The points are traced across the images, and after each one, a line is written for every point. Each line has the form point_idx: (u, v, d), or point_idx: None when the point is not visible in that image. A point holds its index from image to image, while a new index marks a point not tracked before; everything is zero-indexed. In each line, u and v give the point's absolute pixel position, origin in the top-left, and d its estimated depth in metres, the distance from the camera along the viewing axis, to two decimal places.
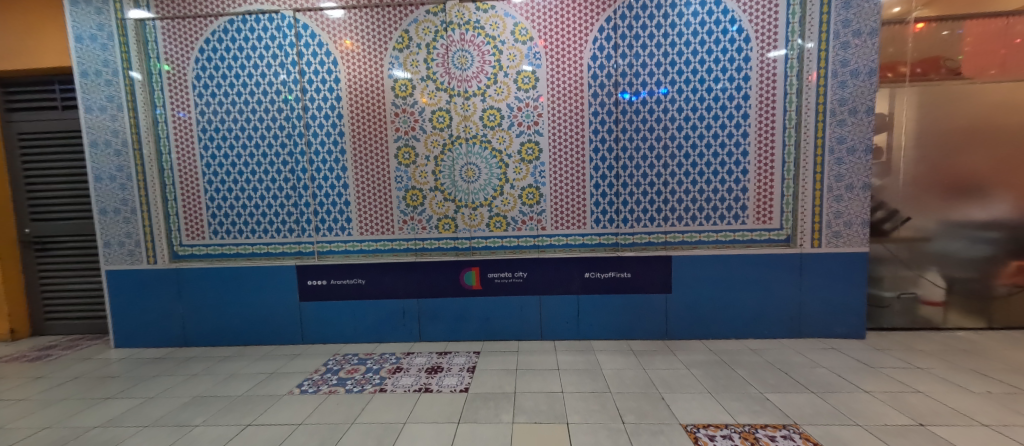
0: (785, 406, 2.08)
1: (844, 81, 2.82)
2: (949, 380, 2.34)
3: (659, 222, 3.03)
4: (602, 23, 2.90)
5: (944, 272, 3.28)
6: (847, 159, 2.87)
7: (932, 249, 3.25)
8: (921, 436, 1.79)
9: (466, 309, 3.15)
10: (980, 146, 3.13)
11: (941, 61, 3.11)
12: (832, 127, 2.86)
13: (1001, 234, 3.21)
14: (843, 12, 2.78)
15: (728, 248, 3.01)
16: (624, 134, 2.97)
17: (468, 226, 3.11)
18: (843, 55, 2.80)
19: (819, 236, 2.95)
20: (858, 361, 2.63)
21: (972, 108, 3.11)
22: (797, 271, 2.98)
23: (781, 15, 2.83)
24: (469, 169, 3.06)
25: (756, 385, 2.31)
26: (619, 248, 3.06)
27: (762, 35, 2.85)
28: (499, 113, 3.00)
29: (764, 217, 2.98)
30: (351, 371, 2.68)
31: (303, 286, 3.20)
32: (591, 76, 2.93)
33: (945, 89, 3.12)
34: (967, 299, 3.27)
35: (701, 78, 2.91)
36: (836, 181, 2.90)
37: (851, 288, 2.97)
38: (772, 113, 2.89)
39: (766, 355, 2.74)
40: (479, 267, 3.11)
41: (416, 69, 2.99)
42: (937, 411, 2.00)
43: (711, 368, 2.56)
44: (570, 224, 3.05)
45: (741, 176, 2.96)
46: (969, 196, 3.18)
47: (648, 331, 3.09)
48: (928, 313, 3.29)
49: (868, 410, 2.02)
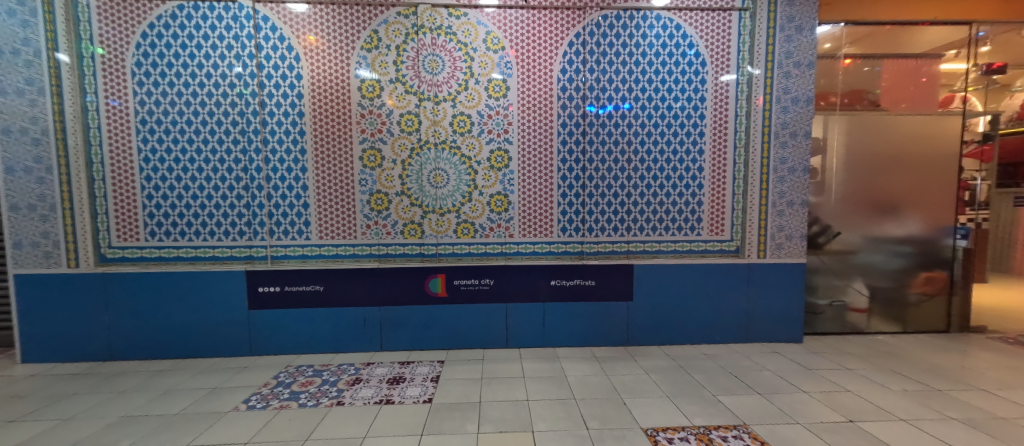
0: (735, 407, 2.21)
1: (786, 107, 3.09)
2: (873, 380, 2.59)
3: (622, 231, 3.14)
4: (571, 38, 2.99)
5: (869, 282, 3.64)
6: (788, 177, 3.14)
7: (859, 261, 3.61)
8: (853, 432, 1.96)
9: (431, 317, 3.08)
10: (896, 170, 3.54)
11: (864, 94, 3.50)
12: (775, 149, 3.11)
13: (914, 249, 3.62)
14: (786, 45, 3.05)
15: (684, 257, 3.17)
16: (591, 146, 3.07)
17: (434, 232, 3.05)
18: (786, 83, 3.07)
19: (764, 247, 3.18)
20: (798, 364, 2.85)
21: (890, 136, 3.52)
22: (745, 280, 3.20)
23: (733, 44, 3.06)
24: (437, 174, 3.02)
25: (710, 389, 2.43)
26: (584, 256, 3.13)
27: (717, 60, 3.07)
28: (469, 120, 2.99)
29: (717, 229, 3.18)
30: (305, 384, 2.53)
31: (253, 293, 2.99)
32: (561, 88, 3.01)
33: (868, 118, 3.50)
34: (886, 306, 3.66)
35: (663, 96, 3.07)
36: (779, 197, 3.15)
37: (791, 297, 3.23)
38: (725, 133, 3.11)
39: (718, 359, 2.91)
40: (445, 274, 3.06)
41: (384, 70, 2.93)
42: (864, 408, 2.21)
43: (670, 373, 2.67)
44: (537, 232, 3.09)
45: (697, 190, 3.14)
46: (887, 214, 3.57)
47: (610, 338, 3.17)
48: (855, 318, 3.65)
49: (807, 409, 2.19)
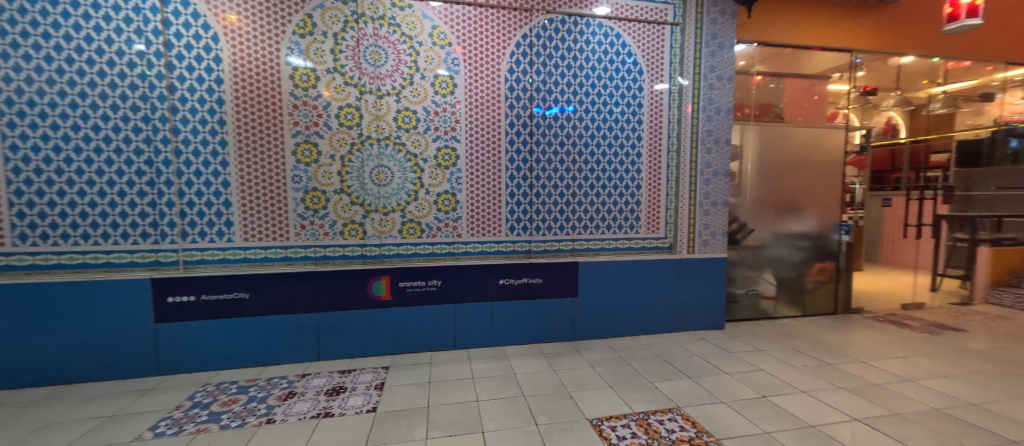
0: (670, 392, 2.38)
1: (710, 116, 3.39)
2: (781, 359, 2.94)
3: (567, 230, 3.24)
4: (518, 39, 3.02)
5: (777, 273, 4.12)
6: (712, 180, 3.45)
7: (768, 255, 4.08)
8: (767, 406, 2.21)
9: (373, 321, 2.92)
10: (797, 174, 4.05)
11: (771, 107, 3.96)
12: (701, 154, 3.40)
13: (811, 243, 4.18)
14: (710, 60, 3.36)
15: (624, 254, 3.35)
16: (538, 147, 3.12)
17: (377, 232, 2.90)
18: (710, 94, 3.37)
19: (693, 244, 3.47)
20: (722, 348, 3.14)
21: (792, 145, 4.02)
22: (677, 274, 3.46)
23: (666, 55, 3.30)
24: (380, 172, 2.87)
25: (648, 376, 2.59)
26: (531, 255, 3.18)
27: (652, 69, 3.28)
28: (414, 116, 2.89)
29: (653, 227, 3.40)
30: (227, 403, 2.27)
31: (161, 304, 2.62)
32: (508, 88, 3.02)
33: (775, 129, 3.97)
34: (790, 294, 4.18)
35: (605, 101, 3.22)
36: (705, 198, 3.45)
37: (715, 288, 3.55)
38: (659, 138, 3.34)
39: (654, 348, 3.11)
40: (389, 276, 2.92)
41: (320, 59, 2.72)
42: (775, 383, 2.50)
43: (612, 364, 2.80)
44: (485, 232, 3.07)
45: (636, 191, 3.33)
46: (790, 213, 4.08)
47: (557, 333, 3.25)
48: (766, 305, 4.13)
49: (730, 388, 2.43)
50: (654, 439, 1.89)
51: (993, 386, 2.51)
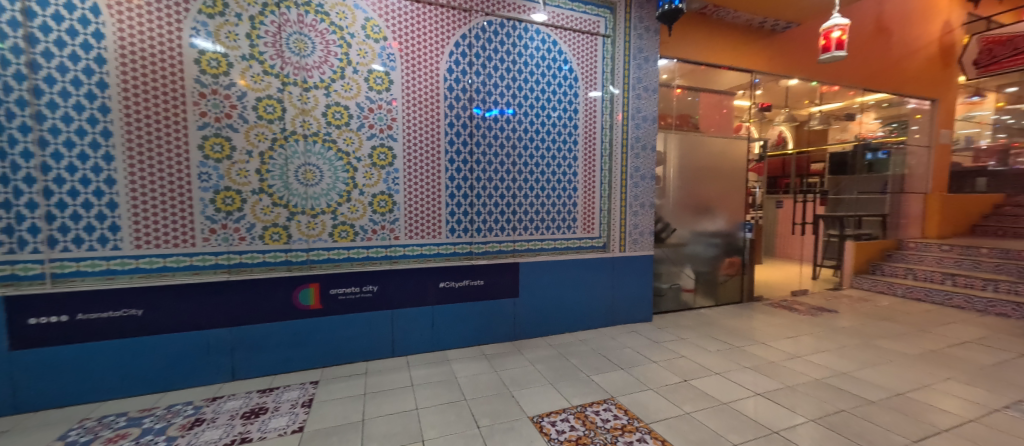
0: (605, 383, 2.49)
1: (638, 123, 3.64)
2: (700, 345, 3.24)
3: (508, 231, 3.26)
4: (457, 39, 2.98)
5: (696, 268, 4.54)
6: (640, 183, 3.70)
7: (688, 251, 4.48)
8: (689, 389, 2.41)
9: (300, 332, 2.68)
10: (710, 179, 4.51)
11: (689, 118, 4.35)
12: (631, 159, 3.63)
13: (722, 240, 4.66)
14: (638, 71, 3.60)
15: (563, 254, 3.45)
16: (478, 148, 3.10)
17: (304, 236, 2.66)
18: (638, 104, 3.62)
19: (624, 242, 3.69)
20: (650, 339, 3.38)
21: (706, 153, 4.47)
22: (610, 271, 3.65)
23: (599, 64, 3.48)
24: (307, 170, 2.65)
25: (585, 370, 2.69)
26: (472, 257, 3.14)
27: (587, 77, 3.44)
28: (346, 111, 2.70)
29: (588, 227, 3.55)
30: (113, 439, 1.93)
31: (19, 327, 2.15)
32: (447, 88, 2.96)
33: (692, 137, 4.37)
34: (706, 286, 4.63)
35: (543, 105, 3.30)
36: (634, 200, 3.69)
37: (643, 283, 3.81)
38: (594, 142, 3.51)
39: (590, 343, 3.25)
40: (318, 284, 2.70)
41: (233, 43, 2.44)
42: (695, 368, 2.75)
43: (552, 361, 2.86)
44: (424, 234, 2.97)
45: (573, 192, 3.46)
46: (705, 213, 4.52)
47: (498, 334, 3.25)
48: (686, 297, 4.53)
49: (658, 375, 2.62)
50: (591, 430, 1.96)
51: (859, 356, 3.01)
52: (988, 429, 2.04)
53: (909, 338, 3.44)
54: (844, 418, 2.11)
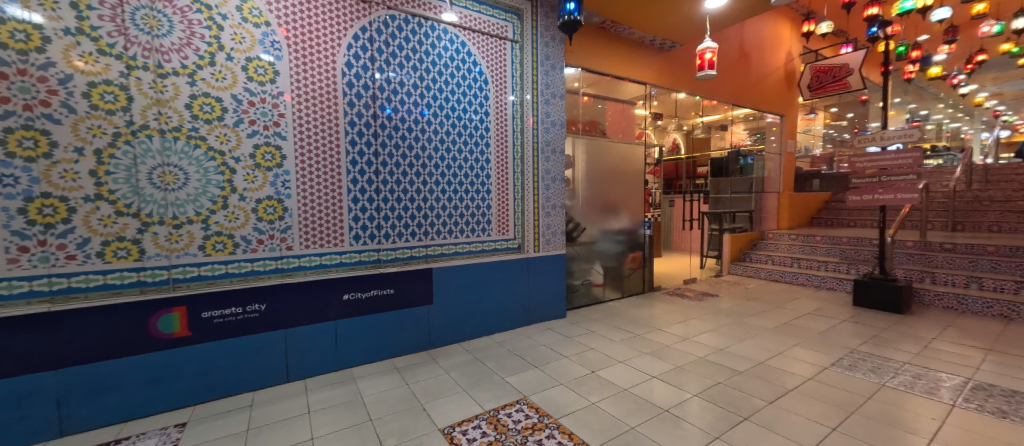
0: (519, 383, 2.50)
1: (547, 128, 3.76)
2: (608, 337, 3.44)
3: (420, 236, 3.11)
4: (356, 31, 2.76)
5: (604, 264, 4.85)
6: (551, 185, 3.83)
7: (597, 249, 4.77)
8: (596, 380, 2.53)
9: (163, 366, 2.24)
10: (615, 180, 4.85)
11: (596, 124, 4.65)
12: (542, 161, 3.74)
13: (627, 237, 5.05)
14: (545, 78, 3.73)
15: (478, 257, 3.41)
16: (384, 149, 2.90)
17: (164, 251, 2.23)
18: (547, 109, 3.75)
19: (538, 243, 3.78)
20: (564, 335, 3.50)
21: (611, 156, 4.80)
22: (525, 271, 3.71)
23: (508, 69, 3.52)
24: (167, 172, 2.23)
25: (500, 372, 2.68)
26: (381, 265, 2.94)
27: (497, 81, 3.46)
28: (218, 104, 2.33)
29: (503, 229, 3.57)
30: None
31: None
32: (345, 83, 2.72)
33: (598, 142, 4.66)
34: (613, 280, 4.97)
35: (453, 107, 3.23)
36: (546, 201, 3.80)
37: (557, 282, 3.95)
38: (505, 145, 3.54)
39: (507, 344, 3.25)
40: (186, 307, 2.29)
41: (51, 13, 1.95)
42: (602, 359, 2.91)
43: (467, 367, 2.79)
44: (323, 242, 2.69)
45: (486, 195, 3.44)
46: (611, 213, 4.85)
47: (411, 345, 3.08)
48: (596, 292, 4.82)
49: (568, 370, 2.71)
50: (502, 433, 1.95)
51: (733, 333, 3.47)
52: (823, 384, 2.48)
53: (769, 313, 4.08)
54: (721, 390, 2.40)
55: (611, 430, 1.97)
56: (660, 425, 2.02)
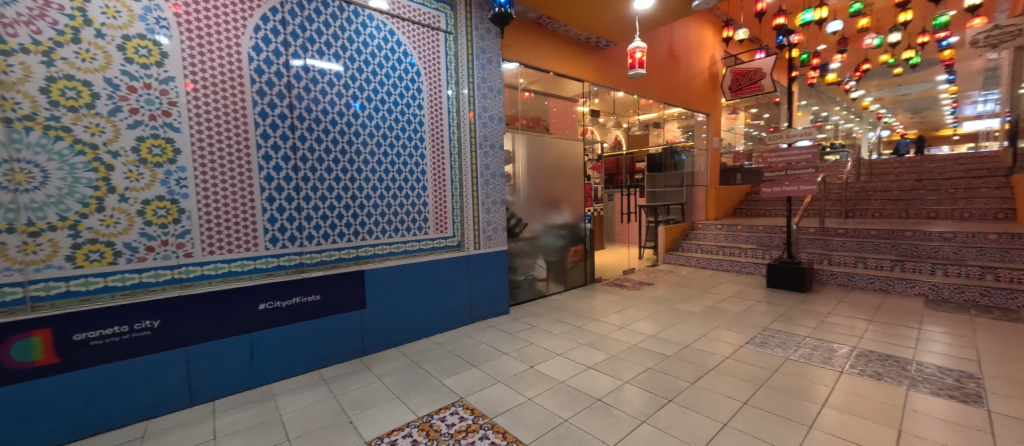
0: (456, 385, 2.44)
1: (485, 122, 3.70)
2: (548, 330, 3.48)
3: (349, 237, 2.92)
4: (265, 12, 2.50)
5: (547, 258, 4.91)
6: (491, 181, 3.78)
7: (540, 244, 4.81)
8: (533, 376, 2.53)
9: (22, 401, 1.89)
10: (556, 175, 4.91)
11: (540, 121, 4.70)
12: (480, 157, 3.68)
13: (569, 231, 5.15)
14: (482, 71, 3.66)
15: (414, 257, 3.28)
16: (303, 143, 2.67)
17: (18, 263, 1.87)
18: (484, 103, 3.68)
19: (478, 240, 3.72)
20: (505, 332, 3.48)
21: (552, 152, 4.83)
22: (465, 269, 3.63)
23: (441, 61, 3.40)
24: (19, 169, 1.86)
25: (437, 375, 2.59)
26: (304, 269, 2.72)
27: (430, 73, 3.33)
28: (86, 89, 1.99)
29: (441, 227, 3.46)
30: None
31: None
32: (254, 69, 2.46)
33: (538, 137, 4.67)
34: (556, 274, 5.06)
35: (382, 99, 3.06)
36: (485, 197, 3.74)
37: (498, 279, 3.92)
38: (441, 140, 3.43)
39: (446, 345, 3.17)
40: (52, 330, 1.94)
41: None
42: (541, 353, 2.92)
43: (402, 372, 2.67)
44: (233, 247, 2.42)
45: (422, 192, 3.31)
46: (553, 207, 4.91)
47: (341, 353, 2.89)
48: (540, 286, 4.87)
49: (506, 367, 2.69)
50: (433, 440, 1.87)
51: (665, 319, 3.67)
52: (739, 362, 2.68)
53: (697, 298, 4.39)
54: (651, 375, 2.51)
55: (545, 425, 1.97)
56: (592, 415, 2.06)
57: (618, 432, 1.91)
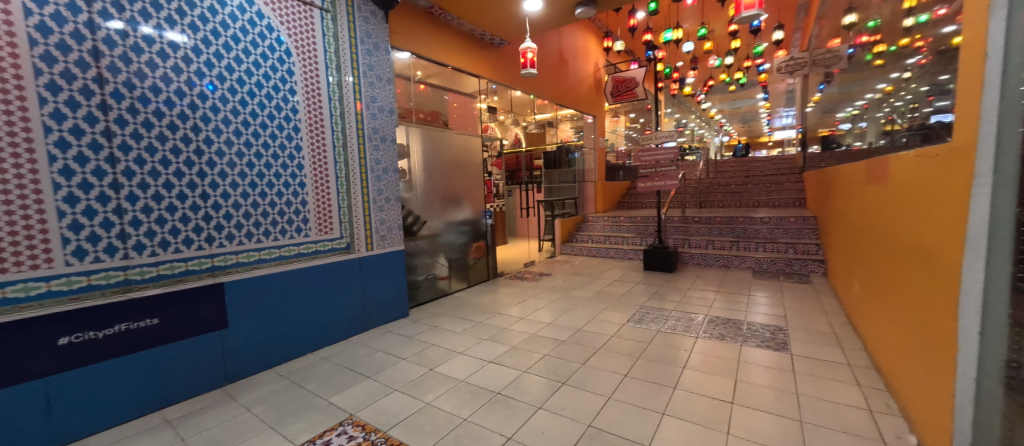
0: (344, 401, 2.21)
1: (374, 113, 3.43)
2: (450, 329, 3.39)
3: (200, 243, 2.43)
4: None
5: (449, 255, 4.80)
6: (383, 177, 3.53)
7: (441, 241, 4.68)
8: (432, 379, 2.42)
9: None
10: (456, 171, 4.81)
11: (438, 115, 4.55)
12: (370, 150, 3.40)
13: (471, 227, 5.11)
14: (368, 57, 3.37)
15: (292, 263, 2.88)
16: (123, 127, 2.13)
17: None
18: (372, 92, 3.40)
19: (371, 240, 3.44)
20: (404, 336, 3.29)
21: (451, 148, 4.72)
22: (356, 273, 3.33)
23: (318, 42, 3.03)
24: None
25: (323, 394, 2.32)
26: (133, 286, 2.18)
27: (304, 54, 2.94)
28: None
29: (325, 228, 3.10)
30: None
31: None
32: (35, 27, 1.87)
33: (435, 131, 4.50)
34: (459, 271, 4.97)
35: (239, 79, 2.60)
36: (378, 194, 3.48)
37: (396, 281, 3.69)
38: (321, 130, 3.06)
39: (335, 358, 2.86)
40: None
41: None
42: (441, 353, 2.83)
43: (278, 396, 2.33)
44: (11, 263, 1.82)
45: (299, 189, 2.92)
46: (454, 204, 4.81)
47: (196, 384, 2.41)
48: (442, 284, 4.74)
49: (403, 373, 2.54)
50: None
51: (561, 307, 3.88)
52: (623, 339, 2.95)
53: (589, 285, 4.76)
54: (548, 361, 2.60)
55: (442, 428, 1.90)
56: (491, 409, 2.05)
57: (516, 422, 1.93)
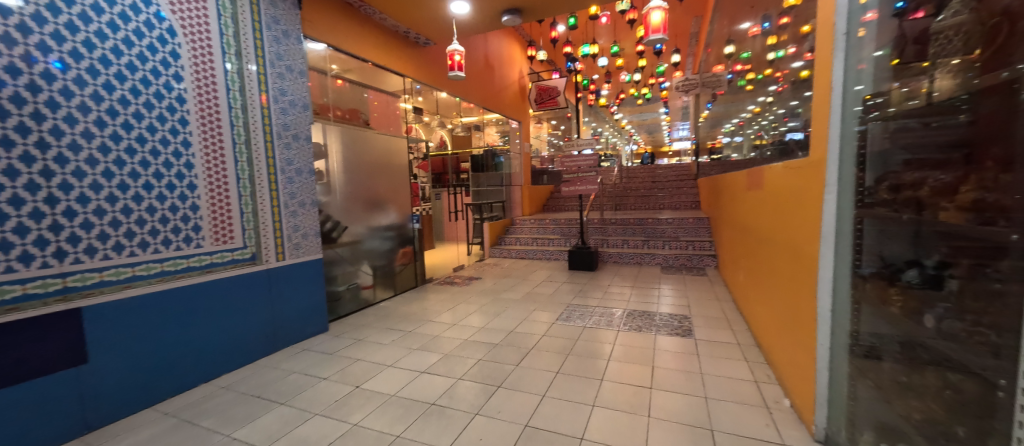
0: (252, 435, 1.93)
1: (284, 108, 3.10)
2: (376, 342, 3.18)
3: (46, 259, 1.95)
4: None
5: (373, 263, 4.51)
6: (296, 179, 3.19)
7: (364, 248, 4.38)
8: (358, 397, 2.23)
9: None
10: (379, 174, 4.55)
11: (358, 113, 4.25)
12: (279, 149, 3.05)
13: (396, 233, 4.87)
14: (275, 46, 3.03)
15: (179, 278, 2.46)
16: None
17: None
18: (280, 85, 3.07)
19: (282, 250, 3.08)
20: (323, 353, 3.00)
21: (373, 149, 4.46)
22: (263, 286, 2.96)
23: (212, 23, 2.65)
24: None
25: (225, 429, 2.01)
26: None
27: (192, 36, 2.55)
28: None
29: (224, 237, 2.70)
30: None
31: None
32: None
33: (355, 131, 4.21)
34: (384, 279, 4.70)
35: (103, 58, 2.16)
36: (290, 198, 3.14)
37: (312, 293, 3.36)
38: (217, 125, 2.67)
39: (239, 386, 2.51)
40: None
41: None
42: (366, 369, 2.63)
43: (165, 438, 1.96)
44: None
45: (188, 192, 2.51)
46: (377, 208, 4.53)
47: (43, 436, 1.93)
48: (365, 294, 4.43)
49: (323, 394, 2.31)
50: None
51: (492, 310, 3.87)
52: (553, 338, 3.03)
53: (518, 286, 4.83)
54: (481, 366, 2.57)
55: None
56: (425, 422, 1.95)
57: (452, 432, 1.87)
